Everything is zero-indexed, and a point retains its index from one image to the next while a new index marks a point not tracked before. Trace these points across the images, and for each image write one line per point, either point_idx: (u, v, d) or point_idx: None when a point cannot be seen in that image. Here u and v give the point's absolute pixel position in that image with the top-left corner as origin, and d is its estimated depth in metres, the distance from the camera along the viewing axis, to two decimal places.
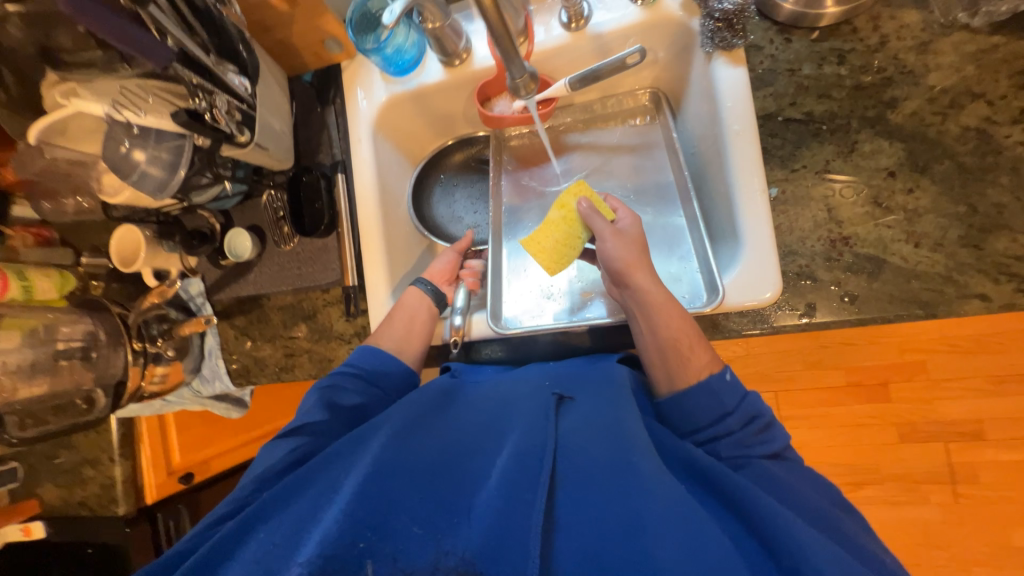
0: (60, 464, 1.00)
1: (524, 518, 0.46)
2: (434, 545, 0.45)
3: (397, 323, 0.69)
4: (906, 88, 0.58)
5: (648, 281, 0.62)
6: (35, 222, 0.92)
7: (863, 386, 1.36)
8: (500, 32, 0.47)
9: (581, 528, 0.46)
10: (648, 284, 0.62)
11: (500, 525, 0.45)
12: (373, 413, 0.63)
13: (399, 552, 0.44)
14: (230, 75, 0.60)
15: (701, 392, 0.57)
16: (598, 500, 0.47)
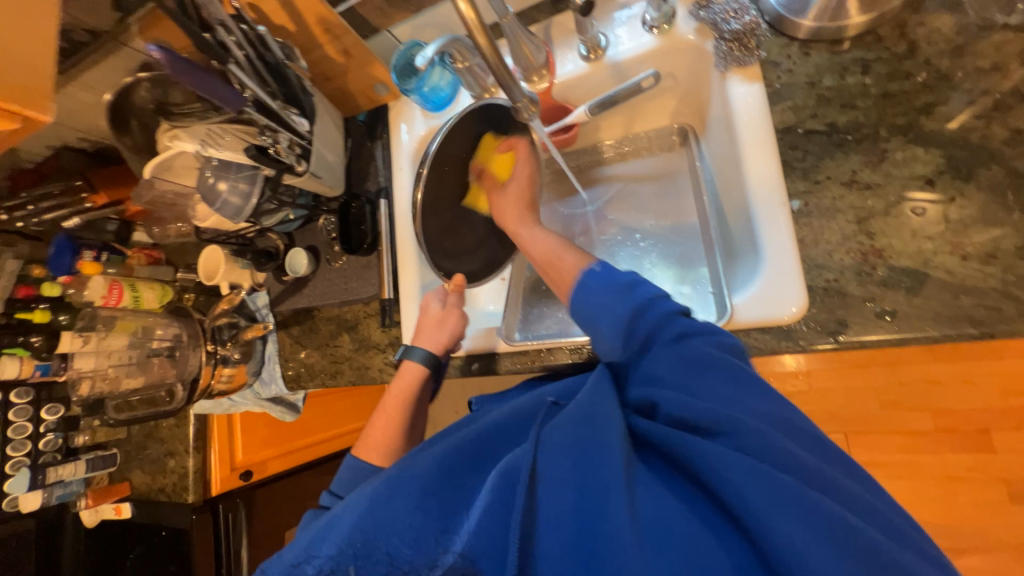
0: (149, 453, 1.16)
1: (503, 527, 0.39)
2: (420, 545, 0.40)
3: (393, 413, 0.69)
4: (942, 94, 0.56)
5: (589, 303, 0.55)
6: (149, 245, 1.15)
7: (957, 432, 1.17)
8: (496, 64, 0.53)
9: (565, 535, 0.38)
10: (594, 302, 0.54)
11: (485, 529, 0.39)
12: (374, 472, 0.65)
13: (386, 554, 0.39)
14: (292, 117, 0.71)
15: (724, 379, 0.45)
16: (582, 502, 0.39)
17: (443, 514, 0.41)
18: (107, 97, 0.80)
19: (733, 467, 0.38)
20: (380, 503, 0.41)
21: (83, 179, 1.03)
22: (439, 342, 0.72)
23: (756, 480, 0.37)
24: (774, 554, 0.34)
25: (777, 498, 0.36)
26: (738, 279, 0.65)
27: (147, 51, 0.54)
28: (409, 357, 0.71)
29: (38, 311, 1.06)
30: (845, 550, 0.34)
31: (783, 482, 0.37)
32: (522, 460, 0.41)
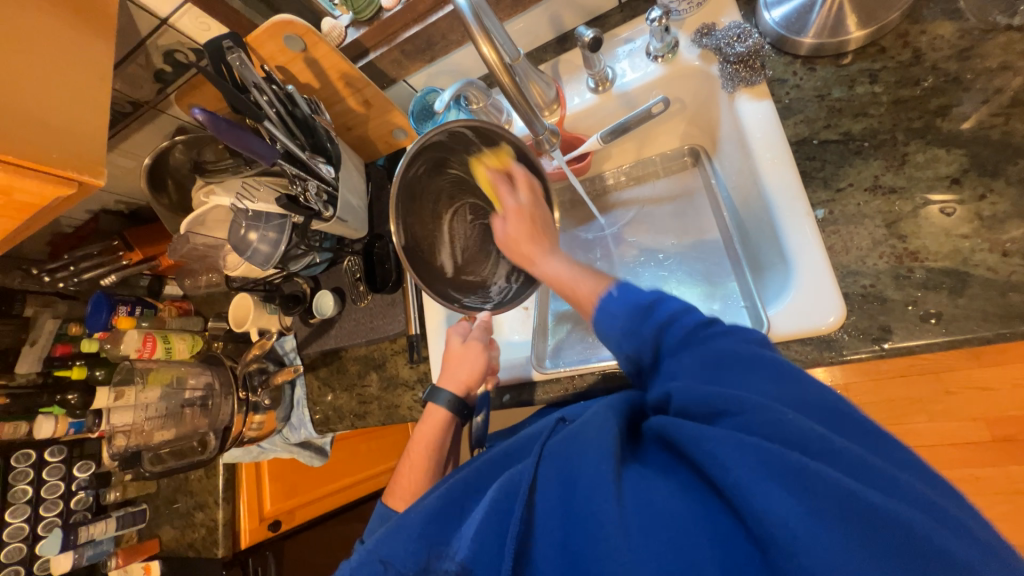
0: (178, 508, 1.15)
1: (502, 536, 0.39)
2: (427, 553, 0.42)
3: (415, 459, 0.68)
4: (955, 96, 0.56)
5: (609, 326, 0.51)
6: (179, 298, 1.19)
7: (1016, 440, 1.10)
8: (520, 102, 0.57)
9: (560, 539, 0.37)
10: (614, 328, 0.51)
11: (476, 547, 0.39)
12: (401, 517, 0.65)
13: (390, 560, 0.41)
14: (320, 165, 0.75)
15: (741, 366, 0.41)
16: (575, 502, 0.38)
17: (447, 522, 0.43)
18: (146, 161, 0.86)
19: (724, 448, 0.35)
20: (387, 535, 0.44)
21: (119, 239, 1.08)
22: (460, 380, 0.71)
23: (753, 459, 0.34)
24: (774, 542, 0.31)
25: (774, 477, 0.33)
26: (770, 290, 0.64)
27: (192, 115, 0.58)
28: (432, 400, 0.71)
29: (75, 367, 1.08)
30: (862, 535, 0.30)
31: (785, 461, 0.33)
32: (524, 474, 0.41)
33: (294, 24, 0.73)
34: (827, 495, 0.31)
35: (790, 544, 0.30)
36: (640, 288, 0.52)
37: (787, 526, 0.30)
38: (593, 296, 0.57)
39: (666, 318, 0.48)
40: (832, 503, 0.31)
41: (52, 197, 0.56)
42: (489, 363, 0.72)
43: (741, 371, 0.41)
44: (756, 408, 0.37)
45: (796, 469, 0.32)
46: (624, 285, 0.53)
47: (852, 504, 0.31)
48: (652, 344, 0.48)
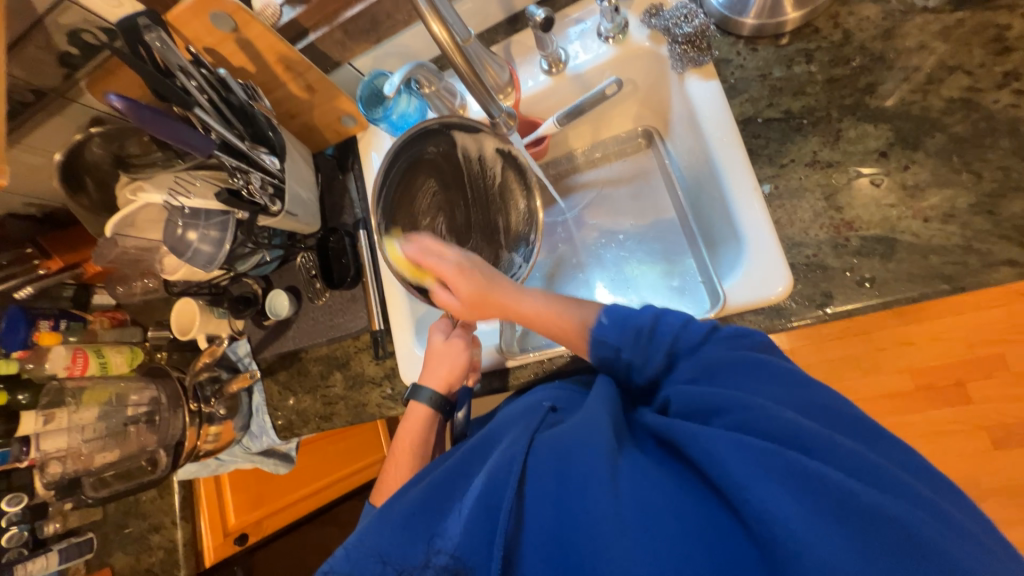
0: (128, 533, 1.04)
1: (489, 528, 0.40)
2: (419, 546, 0.43)
3: (403, 459, 0.69)
4: (881, 74, 0.60)
5: (602, 344, 0.55)
6: (110, 307, 1.09)
7: (935, 388, 1.23)
8: (474, 82, 0.55)
9: (551, 536, 0.38)
10: (618, 354, 0.54)
11: (462, 539, 0.41)
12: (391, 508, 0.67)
13: (383, 555, 0.43)
14: (262, 156, 0.70)
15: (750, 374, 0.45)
16: (569, 499, 0.39)
17: (431, 514, 0.44)
18: (58, 157, 0.78)
19: (728, 448, 0.37)
20: (372, 529, 0.45)
21: (34, 246, 0.99)
22: (441, 377, 0.71)
23: (751, 455, 0.36)
24: (773, 538, 0.32)
25: (769, 472, 0.35)
26: (723, 264, 0.68)
27: (108, 102, 0.53)
28: (416, 398, 0.71)
29: None
30: (858, 531, 0.32)
31: (782, 458, 0.35)
32: (513, 464, 0.43)
33: (221, 1, 0.67)
34: (820, 490, 0.33)
35: (789, 541, 0.32)
36: (630, 312, 0.54)
37: (786, 521, 0.32)
38: (584, 326, 0.58)
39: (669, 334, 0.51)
40: (827, 498, 0.33)
41: None
42: (471, 359, 0.73)
43: (748, 383, 0.44)
44: (755, 409, 0.40)
45: (791, 466, 0.35)
46: (610, 310, 0.55)
47: (843, 499, 0.33)
48: (660, 365, 0.52)
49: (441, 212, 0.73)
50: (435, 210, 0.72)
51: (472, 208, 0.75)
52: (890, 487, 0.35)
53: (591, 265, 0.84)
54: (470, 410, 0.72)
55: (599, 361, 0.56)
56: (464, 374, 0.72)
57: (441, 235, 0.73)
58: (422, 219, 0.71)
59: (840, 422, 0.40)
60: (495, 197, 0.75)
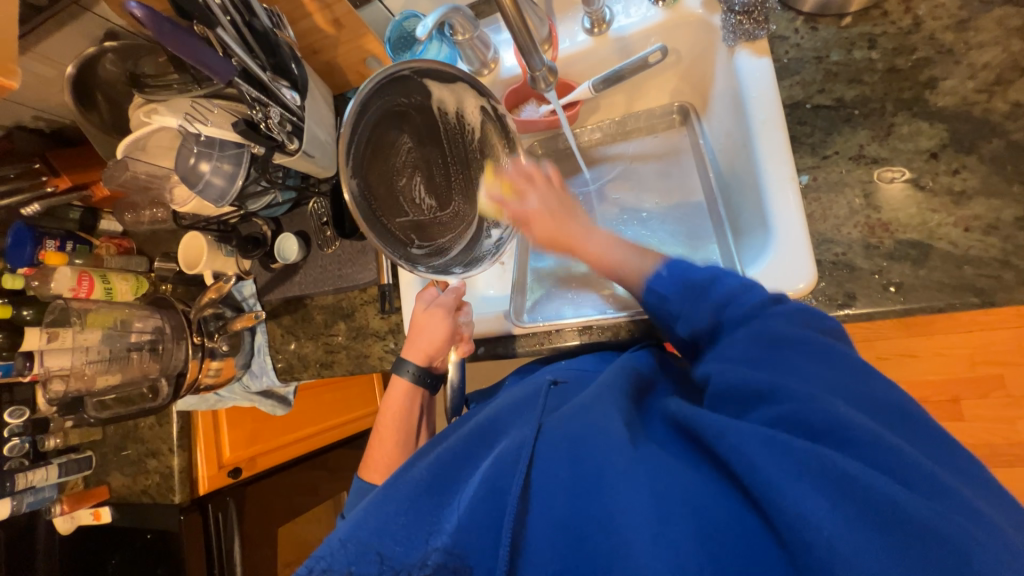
0: (128, 455, 1.10)
1: (497, 512, 0.41)
2: (424, 539, 0.41)
3: (388, 434, 0.69)
4: (945, 68, 0.57)
5: (665, 305, 0.55)
6: (117, 234, 1.08)
7: (930, 403, 1.23)
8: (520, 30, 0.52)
9: (563, 528, 0.38)
10: (667, 309, 0.55)
11: (465, 525, 0.41)
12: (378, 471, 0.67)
13: (383, 551, 0.41)
14: (283, 90, 0.67)
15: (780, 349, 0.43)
16: (584, 484, 0.39)
17: (441, 498, 0.44)
18: (70, 69, 0.75)
19: (752, 444, 0.36)
20: (374, 509, 0.43)
21: (42, 161, 0.96)
22: (421, 352, 0.70)
23: (778, 451, 0.35)
24: (802, 542, 0.31)
25: (799, 469, 0.33)
26: (749, 254, 0.65)
27: (127, 8, 0.50)
28: (397, 373, 0.71)
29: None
30: (902, 540, 0.30)
31: (812, 458, 0.34)
32: (523, 450, 0.43)
33: None
34: (858, 495, 0.32)
35: (821, 544, 0.30)
36: (692, 269, 0.55)
37: (816, 525, 0.31)
38: (638, 275, 0.60)
39: (727, 295, 0.50)
40: (865, 502, 0.31)
41: None
42: (454, 328, 0.71)
43: (794, 357, 0.42)
44: (788, 402, 0.38)
45: (823, 466, 0.33)
46: (671, 264, 0.57)
47: (882, 505, 0.31)
48: (711, 321, 0.50)
49: (417, 170, 0.69)
50: (412, 167, 0.68)
51: (449, 168, 0.72)
52: (940, 489, 0.32)
53: None
54: (461, 379, 0.71)
55: (652, 309, 0.57)
56: (444, 347, 0.71)
57: (417, 195, 0.69)
58: (399, 177, 0.68)
59: (890, 416, 0.38)
60: (476, 154, 0.73)
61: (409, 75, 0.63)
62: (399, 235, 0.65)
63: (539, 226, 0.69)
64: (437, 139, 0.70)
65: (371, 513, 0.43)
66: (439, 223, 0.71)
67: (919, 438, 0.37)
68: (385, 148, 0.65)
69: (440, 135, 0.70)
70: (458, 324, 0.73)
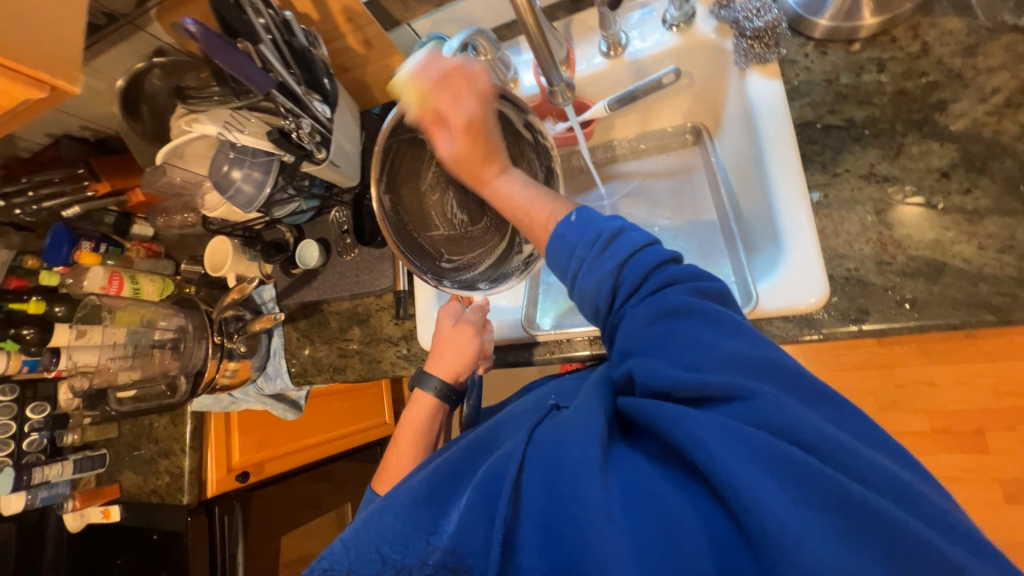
0: (140, 455, 1.11)
1: (489, 517, 0.41)
2: (422, 538, 0.42)
3: (406, 451, 0.69)
4: (954, 91, 0.58)
5: (566, 260, 0.49)
6: (146, 238, 1.13)
7: (952, 432, 1.19)
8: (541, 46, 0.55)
9: (544, 524, 0.39)
10: (571, 258, 0.49)
11: (459, 529, 0.41)
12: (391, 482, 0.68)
13: (385, 552, 0.42)
14: (314, 103, 0.71)
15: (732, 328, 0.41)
16: (559, 484, 0.39)
17: (436, 503, 0.45)
18: (120, 82, 0.81)
19: (717, 438, 0.36)
20: (374, 518, 0.44)
21: (86, 167, 1.01)
22: (447, 368, 0.70)
23: (732, 440, 0.36)
24: (759, 530, 0.32)
25: (750, 455, 0.35)
26: (760, 268, 0.66)
27: (183, 25, 0.54)
28: (421, 389, 0.71)
29: (32, 302, 1.01)
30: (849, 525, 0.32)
31: (773, 450, 0.35)
32: (512, 456, 0.43)
33: None
34: (813, 486, 0.33)
35: (773, 527, 0.32)
36: (600, 217, 0.49)
37: (771, 513, 0.32)
38: (551, 220, 0.54)
39: (627, 253, 0.46)
40: (814, 487, 0.33)
41: (22, 102, 0.49)
42: (481, 346, 0.72)
43: (713, 330, 0.42)
44: (728, 389, 0.39)
45: (776, 452, 0.35)
46: (581, 210, 0.51)
47: (827, 489, 0.33)
48: (612, 280, 0.46)
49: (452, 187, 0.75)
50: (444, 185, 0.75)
51: None
52: (874, 473, 0.35)
53: None
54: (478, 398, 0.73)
55: (552, 258, 0.51)
56: (468, 365, 0.71)
57: (451, 210, 0.75)
58: (432, 193, 0.75)
59: (834, 405, 0.40)
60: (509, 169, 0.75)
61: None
62: (429, 249, 0.73)
63: (456, 137, 0.61)
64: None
65: (370, 518, 0.44)
66: (469, 236, 0.75)
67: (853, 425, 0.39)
68: (415, 169, 0.73)
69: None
70: (483, 341, 0.73)
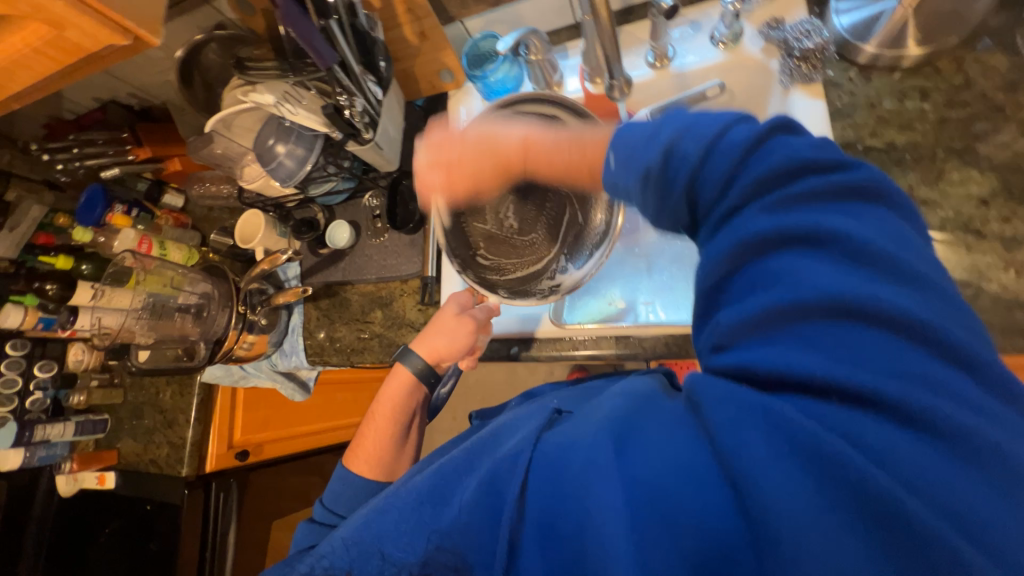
0: (143, 423, 1.10)
1: (493, 513, 0.39)
2: (423, 537, 0.42)
3: (374, 433, 0.71)
4: (995, 123, 0.60)
5: (627, 182, 0.43)
6: (176, 209, 1.13)
7: None
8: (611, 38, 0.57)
9: (547, 524, 0.37)
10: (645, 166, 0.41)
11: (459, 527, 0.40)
12: (362, 465, 0.69)
13: (386, 550, 0.43)
14: (368, 83, 0.73)
15: (815, 267, 0.32)
16: (564, 491, 0.36)
17: (437, 501, 0.43)
18: (179, 54, 0.84)
19: (747, 434, 0.30)
20: (376, 516, 0.46)
21: (131, 132, 1.04)
22: (435, 348, 0.72)
23: (775, 450, 0.29)
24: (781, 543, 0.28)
25: (789, 450, 0.29)
26: None
27: None
28: (404, 361, 0.73)
29: (60, 257, 1.03)
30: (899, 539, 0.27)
31: (821, 449, 0.28)
32: (518, 457, 0.40)
33: None
34: (856, 491, 0.27)
35: (783, 530, 0.27)
36: (686, 123, 0.40)
37: (799, 526, 0.27)
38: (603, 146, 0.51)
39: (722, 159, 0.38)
40: (856, 500, 0.27)
41: (105, 46, 0.51)
42: (472, 344, 0.73)
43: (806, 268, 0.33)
44: (796, 370, 0.31)
45: (819, 451, 0.28)
46: (667, 116, 0.42)
47: (872, 501, 0.27)
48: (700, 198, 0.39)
49: (514, 193, 0.71)
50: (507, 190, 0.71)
51: (546, 203, 0.72)
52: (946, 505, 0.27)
53: (653, 260, 0.84)
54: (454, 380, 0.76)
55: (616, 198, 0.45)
56: (456, 354, 0.73)
57: (505, 213, 0.71)
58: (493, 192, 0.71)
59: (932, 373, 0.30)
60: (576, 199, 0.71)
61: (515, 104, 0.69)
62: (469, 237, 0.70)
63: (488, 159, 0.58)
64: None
65: (367, 519, 0.46)
66: (512, 244, 0.72)
67: (973, 443, 0.28)
68: None
69: None
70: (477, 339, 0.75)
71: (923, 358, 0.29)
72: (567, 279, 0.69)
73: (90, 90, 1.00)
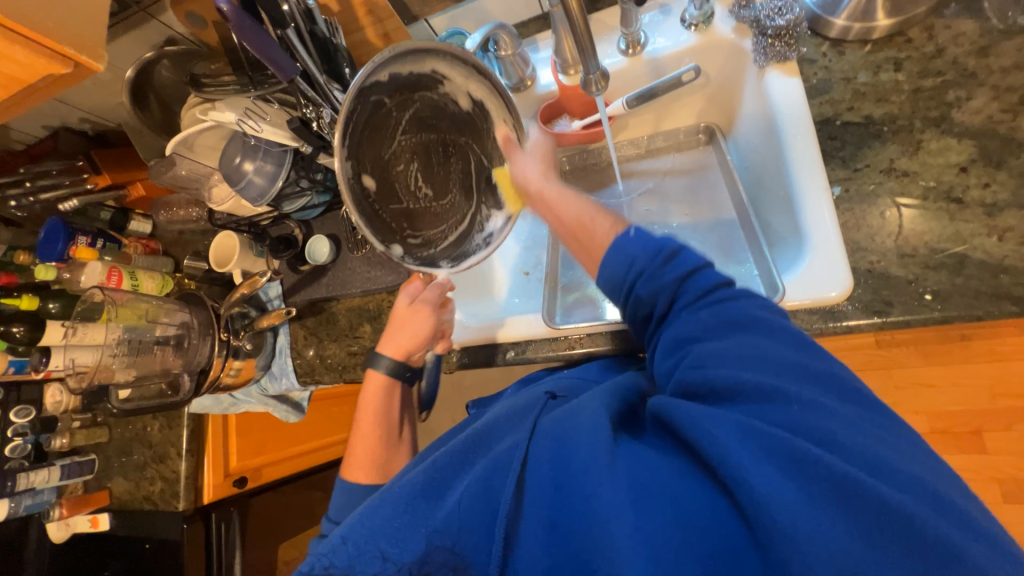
0: (132, 460, 1.06)
1: (489, 513, 0.38)
2: (422, 536, 0.38)
3: (365, 438, 0.70)
4: (968, 89, 0.60)
5: (627, 264, 0.48)
6: (145, 235, 1.08)
7: (950, 433, 1.18)
8: (582, 27, 0.55)
9: (547, 517, 0.36)
10: (629, 268, 0.48)
11: (462, 526, 0.38)
12: (360, 473, 0.68)
13: (385, 551, 0.38)
14: (334, 92, 0.70)
15: (755, 331, 0.41)
16: (567, 485, 0.37)
17: (433, 496, 0.41)
18: (130, 73, 0.79)
19: (731, 430, 0.35)
20: (370, 511, 0.41)
21: (86, 158, 0.98)
22: (400, 345, 0.71)
23: (753, 441, 0.34)
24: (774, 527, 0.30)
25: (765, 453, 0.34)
26: (782, 263, 0.67)
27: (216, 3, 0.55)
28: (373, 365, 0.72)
29: (24, 298, 0.96)
30: (870, 519, 0.31)
31: (788, 442, 0.33)
32: (515, 450, 0.40)
33: None
34: (828, 478, 0.32)
35: (795, 525, 0.30)
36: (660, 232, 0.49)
37: (785, 507, 0.31)
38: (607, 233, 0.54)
39: (690, 268, 0.46)
40: (837, 492, 0.31)
41: (43, 76, 0.48)
42: (436, 326, 0.72)
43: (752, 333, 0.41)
44: (756, 391, 0.37)
45: (786, 444, 0.33)
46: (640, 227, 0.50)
47: (838, 482, 0.32)
48: (670, 291, 0.46)
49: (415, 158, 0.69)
50: (410, 154, 0.69)
51: (449, 158, 0.71)
52: (901, 483, 0.33)
53: None
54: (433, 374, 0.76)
55: (606, 283, 0.50)
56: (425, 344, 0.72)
57: (415, 181, 0.70)
58: (394, 163, 0.68)
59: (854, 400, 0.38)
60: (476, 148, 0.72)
61: (419, 62, 0.64)
62: (391, 224, 0.66)
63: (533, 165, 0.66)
64: (439, 126, 0.69)
65: (359, 515, 0.41)
66: (434, 211, 0.71)
67: (882, 431, 0.37)
68: (380, 133, 0.65)
69: (440, 123, 0.69)
70: (441, 321, 0.74)
71: (835, 388, 0.38)
72: (495, 230, 0.74)
73: (38, 118, 0.94)
